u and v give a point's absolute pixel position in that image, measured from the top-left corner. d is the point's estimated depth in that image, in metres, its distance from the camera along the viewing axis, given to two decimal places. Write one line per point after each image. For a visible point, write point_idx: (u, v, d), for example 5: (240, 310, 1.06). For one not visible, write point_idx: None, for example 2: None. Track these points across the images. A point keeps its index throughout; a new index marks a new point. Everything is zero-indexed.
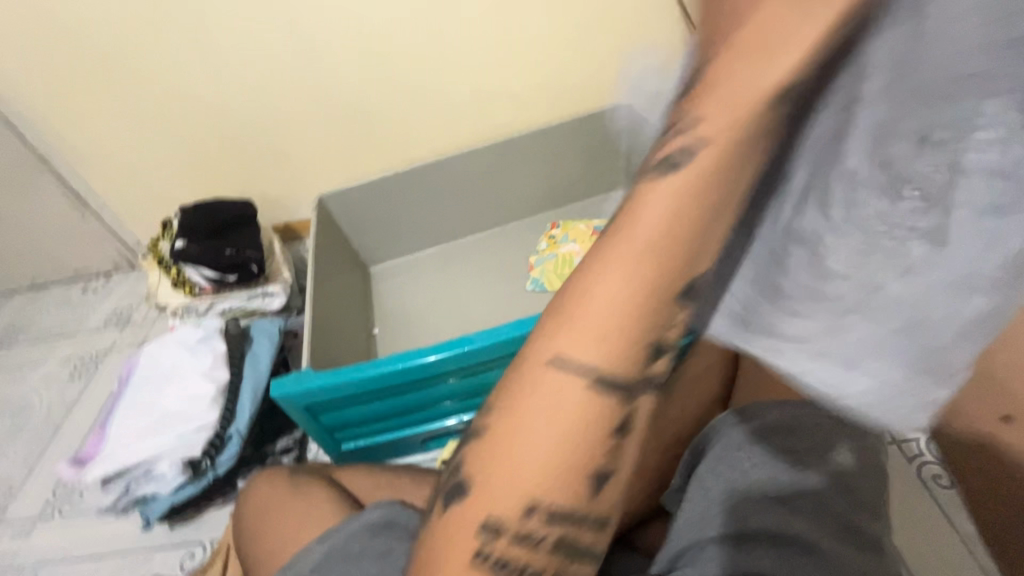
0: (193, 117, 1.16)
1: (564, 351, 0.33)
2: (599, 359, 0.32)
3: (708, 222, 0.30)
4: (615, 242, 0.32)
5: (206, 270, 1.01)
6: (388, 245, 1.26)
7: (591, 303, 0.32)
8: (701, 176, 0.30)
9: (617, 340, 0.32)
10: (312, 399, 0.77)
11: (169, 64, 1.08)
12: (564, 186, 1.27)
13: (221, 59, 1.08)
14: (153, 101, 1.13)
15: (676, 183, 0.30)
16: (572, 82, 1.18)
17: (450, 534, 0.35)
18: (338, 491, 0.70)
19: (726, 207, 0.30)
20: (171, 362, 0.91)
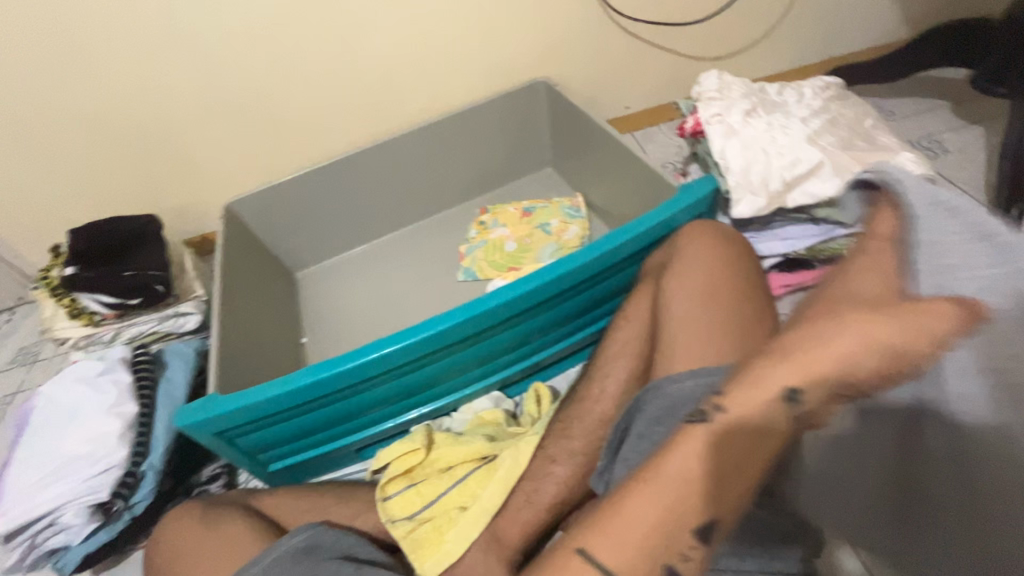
0: (76, 131, 1.04)
1: (594, 552, 0.41)
2: (623, 569, 0.41)
3: (724, 484, 0.41)
4: (662, 473, 0.42)
5: (104, 296, 0.93)
6: (314, 247, 1.20)
7: (672, 474, 0.42)
8: (727, 441, 0.41)
9: (645, 557, 0.41)
10: (223, 424, 0.73)
11: (35, 73, 0.96)
12: (492, 169, 1.23)
13: (97, 64, 0.97)
14: (23, 117, 1.01)
15: (711, 439, 0.41)
16: (487, 61, 1.14)
17: None
18: (258, 519, 0.66)
19: (741, 473, 0.40)
20: (72, 399, 0.84)
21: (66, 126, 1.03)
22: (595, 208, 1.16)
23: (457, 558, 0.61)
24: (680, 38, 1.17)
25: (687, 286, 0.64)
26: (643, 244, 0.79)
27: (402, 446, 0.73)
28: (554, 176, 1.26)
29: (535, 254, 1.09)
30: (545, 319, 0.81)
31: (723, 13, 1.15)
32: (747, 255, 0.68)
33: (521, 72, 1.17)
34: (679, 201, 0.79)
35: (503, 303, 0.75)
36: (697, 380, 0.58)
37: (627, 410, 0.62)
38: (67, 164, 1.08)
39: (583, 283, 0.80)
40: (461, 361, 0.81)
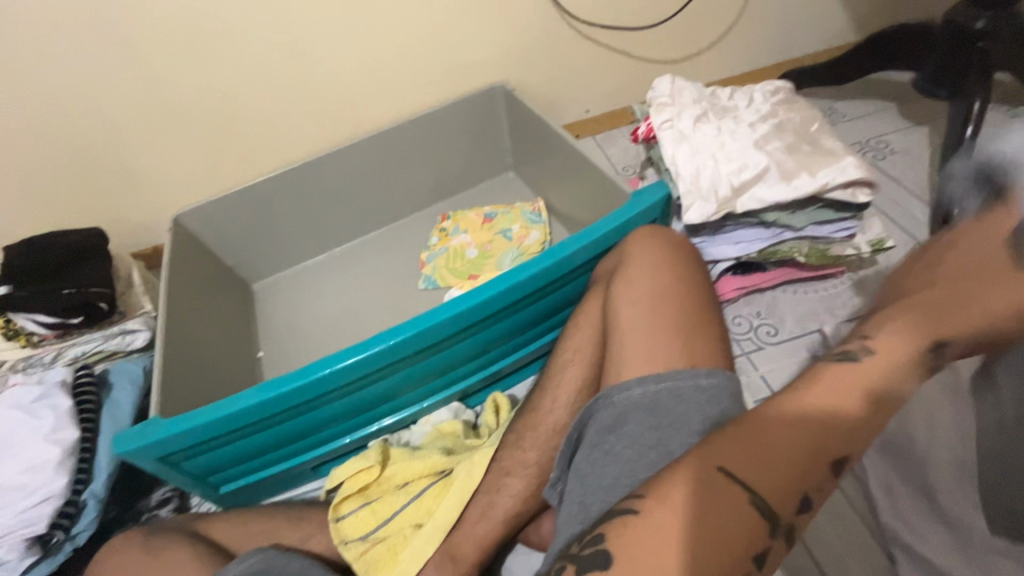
0: (9, 142, 0.99)
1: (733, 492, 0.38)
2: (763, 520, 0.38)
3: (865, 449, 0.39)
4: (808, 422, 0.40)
5: (41, 317, 0.89)
6: (270, 258, 1.16)
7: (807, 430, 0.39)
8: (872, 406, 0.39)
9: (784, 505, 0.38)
10: (166, 449, 0.70)
11: None
12: (451, 175, 1.22)
13: (30, 72, 0.92)
14: None
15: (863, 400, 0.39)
16: (444, 66, 1.12)
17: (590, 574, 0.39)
18: (204, 545, 0.64)
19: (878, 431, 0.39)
20: (3, 428, 0.78)
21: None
22: (556, 212, 1.16)
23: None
24: (635, 42, 1.18)
25: (636, 294, 0.64)
26: (597, 251, 0.79)
27: (357, 465, 0.71)
28: (515, 180, 1.25)
29: (496, 260, 1.08)
30: (502, 329, 0.80)
31: (678, 16, 1.16)
32: (695, 260, 0.69)
33: (479, 76, 1.16)
34: (631, 207, 0.79)
35: (456, 315, 0.73)
36: (645, 386, 0.58)
37: (579, 418, 0.61)
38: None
39: (539, 291, 0.79)
40: (417, 374, 0.79)
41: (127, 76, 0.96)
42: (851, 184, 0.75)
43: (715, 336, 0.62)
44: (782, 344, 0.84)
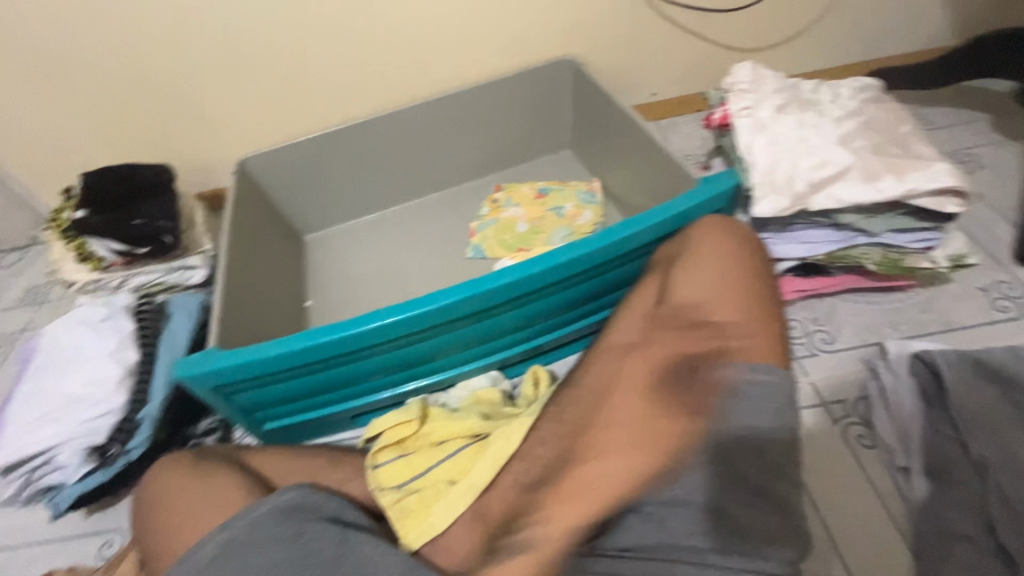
0: (96, 73, 1.03)
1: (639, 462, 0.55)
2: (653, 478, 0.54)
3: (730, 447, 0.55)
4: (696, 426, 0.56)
5: (112, 243, 0.93)
6: (324, 212, 1.18)
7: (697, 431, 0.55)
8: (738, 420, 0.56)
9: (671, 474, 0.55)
10: (220, 379, 0.73)
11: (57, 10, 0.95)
12: (509, 147, 1.21)
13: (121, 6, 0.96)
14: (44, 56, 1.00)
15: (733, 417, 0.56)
16: (513, 34, 1.11)
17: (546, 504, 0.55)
18: (249, 474, 0.67)
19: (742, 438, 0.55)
20: (75, 341, 0.85)
21: (85, 68, 1.02)
22: (611, 195, 1.14)
23: (441, 532, 0.62)
24: (714, 25, 1.13)
25: (697, 280, 0.63)
26: (657, 235, 0.77)
27: (396, 418, 0.73)
28: (572, 159, 1.23)
29: (546, 237, 1.07)
30: (550, 303, 0.80)
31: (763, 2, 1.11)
32: (760, 254, 0.67)
33: (548, 48, 1.14)
34: (699, 194, 0.76)
35: (509, 283, 0.73)
36: None
37: (624, 399, 0.61)
38: (84, 106, 1.08)
39: (592, 270, 0.78)
40: (462, 338, 0.80)
41: (209, 19, 0.99)
42: (941, 193, 0.71)
43: (774, 334, 0.60)
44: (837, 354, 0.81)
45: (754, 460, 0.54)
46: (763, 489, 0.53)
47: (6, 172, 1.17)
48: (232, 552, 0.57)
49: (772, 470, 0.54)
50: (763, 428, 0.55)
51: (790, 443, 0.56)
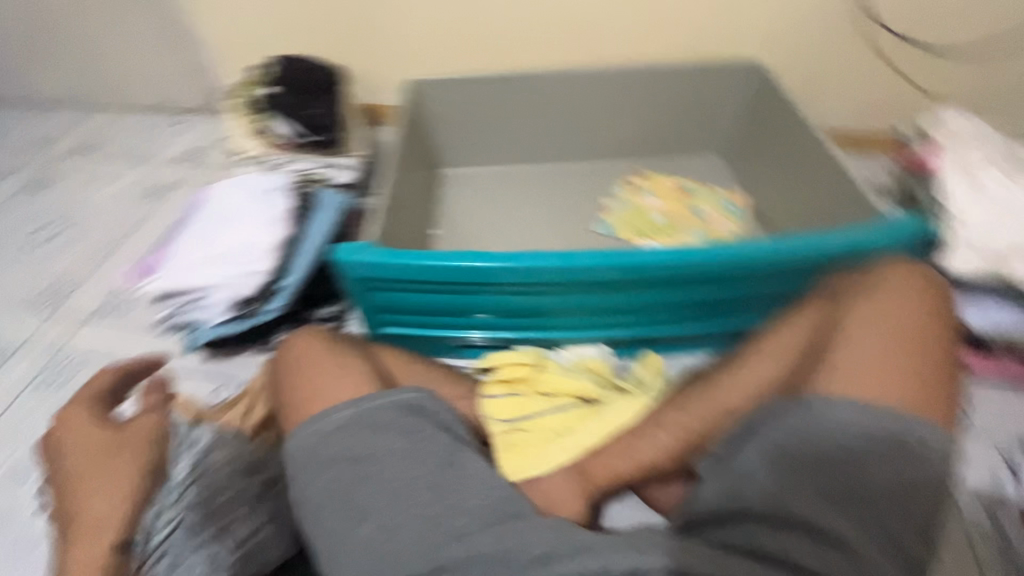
0: None
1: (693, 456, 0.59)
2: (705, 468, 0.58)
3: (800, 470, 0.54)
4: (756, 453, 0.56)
5: (292, 124, 1.02)
6: (466, 149, 1.21)
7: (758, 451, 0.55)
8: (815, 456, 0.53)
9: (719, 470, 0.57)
10: (368, 273, 0.76)
11: None
12: (663, 135, 1.17)
13: None
14: None
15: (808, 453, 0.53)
16: (703, 22, 1.09)
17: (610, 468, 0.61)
18: (374, 365, 0.71)
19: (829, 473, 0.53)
20: (237, 203, 0.93)
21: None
22: (755, 211, 1.10)
23: (540, 475, 0.64)
24: (918, 63, 1.06)
25: (870, 312, 0.60)
26: (824, 259, 0.74)
27: (514, 359, 0.75)
28: (724, 167, 1.17)
29: (680, 233, 1.05)
30: (689, 296, 0.79)
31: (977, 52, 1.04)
32: (948, 308, 0.62)
33: (732, 46, 1.11)
34: (880, 231, 0.73)
35: (667, 263, 0.72)
36: (855, 411, 0.54)
37: (760, 409, 0.60)
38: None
39: (743, 276, 0.76)
40: (593, 304, 0.80)
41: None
42: None
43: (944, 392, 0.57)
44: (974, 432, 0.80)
45: (894, 511, 0.51)
46: (897, 541, 0.50)
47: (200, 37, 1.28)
48: (357, 428, 0.62)
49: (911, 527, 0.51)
50: (911, 482, 0.52)
51: (934, 506, 0.53)
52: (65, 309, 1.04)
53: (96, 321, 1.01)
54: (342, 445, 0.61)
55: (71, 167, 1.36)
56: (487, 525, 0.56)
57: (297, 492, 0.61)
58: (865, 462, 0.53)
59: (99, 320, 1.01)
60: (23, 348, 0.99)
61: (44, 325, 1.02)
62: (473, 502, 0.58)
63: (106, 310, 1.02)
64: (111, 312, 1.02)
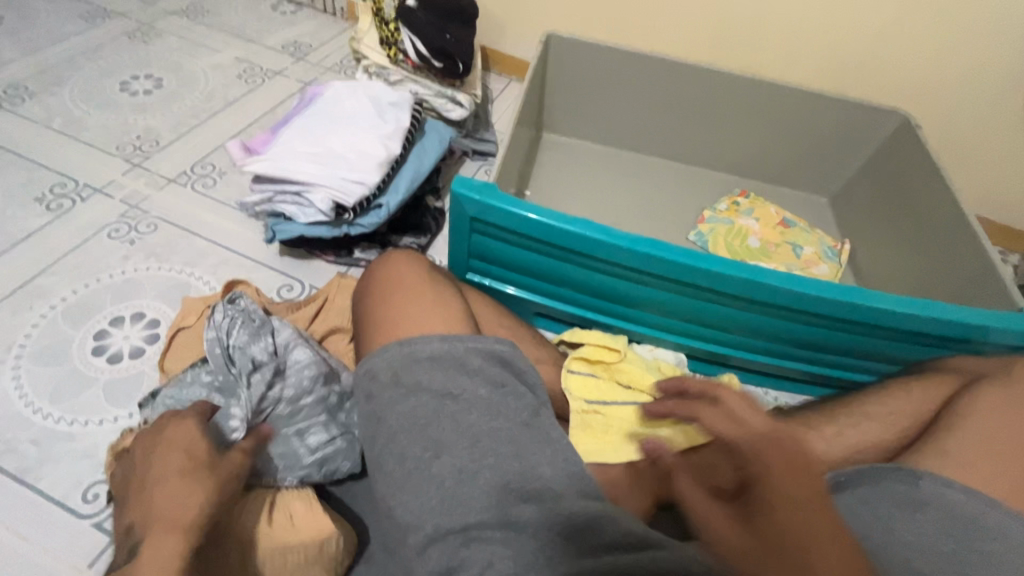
0: None
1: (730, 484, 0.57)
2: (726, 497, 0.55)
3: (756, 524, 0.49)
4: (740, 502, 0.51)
5: (420, 44, 0.96)
6: (576, 119, 1.17)
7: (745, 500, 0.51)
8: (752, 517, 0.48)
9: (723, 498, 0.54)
10: (481, 213, 0.73)
11: None
12: (777, 161, 1.14)
13: None
14: None
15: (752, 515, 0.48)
16: (862, 58, 1.03)
17: None
18: (467, 308, 0.69)
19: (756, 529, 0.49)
20: (356, 107, 0.89)
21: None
22: (854, 265, 1.06)
23: (611, 462, 0.62)
24: None
25: (995, 404, 0.58)
26: (942, 331, 0.72)
27: (602, 341, 0.73)
28: (826, 209, 1.14)
29: (775, 265, 1.02)
30: (788, 327, 0.77)
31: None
32: None
33: (883, 92, 1.06)
34: (1009, 319, 0.71)
35: (779, 287, 0.70)
36: (968, 498, 0.52)
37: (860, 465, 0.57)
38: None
39: (852, 323, 0.74)
40: (688, 308, 0.78)
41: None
42: None
43: None
44: None
45: None
46: None
47: None
48: (446, 363, 0.60)
49: None
50: None
51: None
52: (145, 166, 1.03)
53: (176, 186, 0.99)
54: (429, 376, 0.59)
55: (179, 27, 1.33)
56: (559, 497, 0.55)
57: (374, 408, 0.59)
58: (965, 549, 0.50)
59: (180, 186, 1.00)
60: (103, 192, 0.98)
61: (127, 175, 1.01)
62: (549, 470, 0.56)
63: (188, 178, 1.00)
64: (193, 182, 1.00)
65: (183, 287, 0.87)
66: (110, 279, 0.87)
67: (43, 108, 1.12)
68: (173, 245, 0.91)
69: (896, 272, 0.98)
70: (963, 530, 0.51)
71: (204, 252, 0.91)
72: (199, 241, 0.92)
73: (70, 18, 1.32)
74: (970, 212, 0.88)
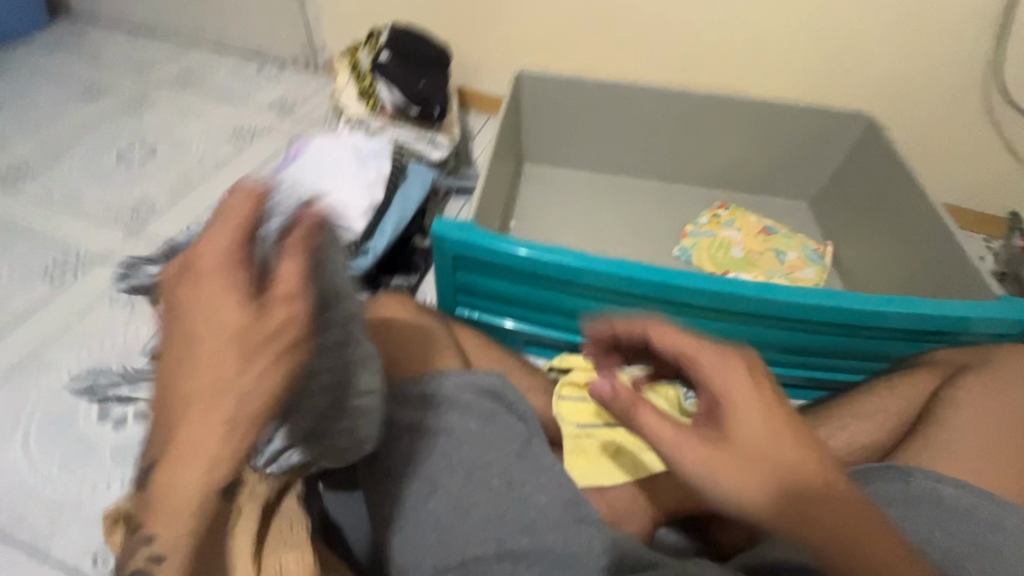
0: None
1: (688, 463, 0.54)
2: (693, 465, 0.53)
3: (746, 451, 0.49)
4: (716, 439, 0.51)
5: (396, 93, 1.01)
6: (553, 149, 1.21)
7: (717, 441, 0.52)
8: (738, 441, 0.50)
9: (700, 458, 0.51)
10: (463, 250, 0.75)
11: None
12: (752, 172, 1.17)
13: None
14: None
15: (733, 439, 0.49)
16: (820, 67, 1.08)
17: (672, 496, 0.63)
18: (456, 344, 0.71)
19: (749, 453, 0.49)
20: (338, 159, 0.93)
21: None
22: (839, 266, 1.07)
23: (608, 485, 0.63)
24: None
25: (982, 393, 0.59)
26: (928, 324, 0.72)
27: (590, 364, 0.75)
28: (805, 213, 1.17)
29: (760, 273, 1.03)
30: (778, 335, 0.78)
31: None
32: None
33: (845, 97, 1.09)
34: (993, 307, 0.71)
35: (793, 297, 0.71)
36: (959, 491, 0.52)
37: (855, 469, 0.57)
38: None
39: (851, 325, 0.74)
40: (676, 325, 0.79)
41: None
42: None
43: None
44: None
45: None
46: None
47: None
48: (438, 401, 0.62)
49: None
50: None
51: None
52: (142, 232, 1.07)
53: (172, 249, 1.03)
54: (421, 414, 0.61)
55: (170, 98, 1.39)
56: (557, 525, 0.56)
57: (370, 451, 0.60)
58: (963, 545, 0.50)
59: (176, 249, 1.03)
60: (103, 261, 1.02)
61: (126, 243, 1.05)
62: (544, 498, 0.57)
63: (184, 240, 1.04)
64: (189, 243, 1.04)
65: None
66: (113, 345, 0.90)
67: (44, 186, 1.17)
68: None
69: (879, 269, 1.00)
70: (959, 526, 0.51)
71: None
72: None
73: (67, 99, 1.39)
74: (941, 205, 0.90)
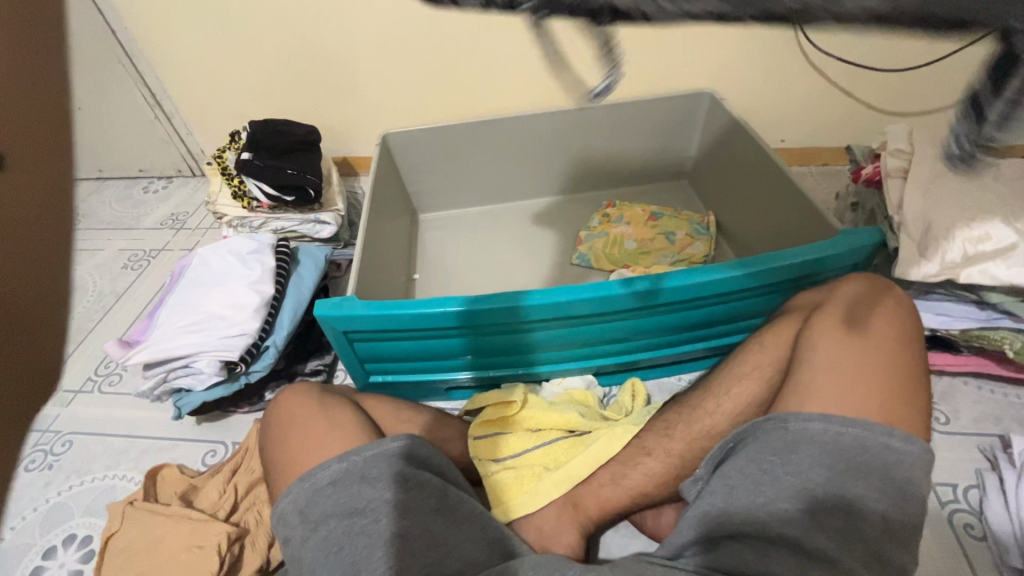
0: (268, 44, 1.12)
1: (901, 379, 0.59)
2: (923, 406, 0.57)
3: (919, 396, 0.57)
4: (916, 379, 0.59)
5: (265, 187, 1.00)
6: (442, 193, 1.17)
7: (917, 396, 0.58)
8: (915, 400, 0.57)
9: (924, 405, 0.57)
10: (350, 325, 0.76)
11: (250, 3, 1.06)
12: (630, 172, 1.18)
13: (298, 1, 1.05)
14: (235, 30, 1.10)
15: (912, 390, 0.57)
16: (659, 90, 1.12)
17: (561, 531, 0.66)
18: (363, 418, 0.71)
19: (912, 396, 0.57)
20: (221, 265, 0.94)
21: (262, 31, 1.10)
22: (724, 232, 1.09)
23: (534, 511, 0.67)
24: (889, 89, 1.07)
25: (839, 336, 0.61)
26: (654, 345, 0.84)
27: (499, 397, 0.77)
28: (691, 198, 1.18)
29: (653, 262, 1.02)
30: (577, 353, 0.83)
31: (943, 61, 1.03)
32: (920, 325, 0.64)
33: (687, 79, 1.10)
34: (685, 342, 0.84)
35: (563, 342, 0.81)
36: (828, 425, 0.55)
37: (739, 430, 0.60)
38: (255, 53, 1.13)
39: (620, 344, 0.82)
40: (573, 337, 0.80)
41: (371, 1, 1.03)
42: None
43: (909, 403, 0.56)
44: (952, 435, 0.81)
45: (887, 528, 0.51)
46: (885, 553, 0.50)
47: (177, 106, 1.29)
48: (350, 481, 0.60)
49: (901, 540, 0.51)
50: (897, 495, 0.52)
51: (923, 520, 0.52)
52: (53, 386, 1.04)
53: (83, 395, 1.01)
54: (332, 501, 0.60)
55: None
56: (485, 566, 0.57)
57: (292, 552, 0.59)
58: (840, 476, 0.53)
59: (88, 393, 1.01)
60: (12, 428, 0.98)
61: (34, 404, 1.01)
62: (469, 545, 0.58)
63: (94, 382, 1.02)
64: (101, 384, 1.02)
65: (110, 492, 0.87)
66: (35, 511, 0.86)
67: None
68: (92, 454, 0.92)
69: (760, 234, 0.99)
70: (829, 455, 0.54)
71: (124, 449, 0.92)
72: (118, 441, 0.93)
73: None
74: (807, 189, 0.87)
